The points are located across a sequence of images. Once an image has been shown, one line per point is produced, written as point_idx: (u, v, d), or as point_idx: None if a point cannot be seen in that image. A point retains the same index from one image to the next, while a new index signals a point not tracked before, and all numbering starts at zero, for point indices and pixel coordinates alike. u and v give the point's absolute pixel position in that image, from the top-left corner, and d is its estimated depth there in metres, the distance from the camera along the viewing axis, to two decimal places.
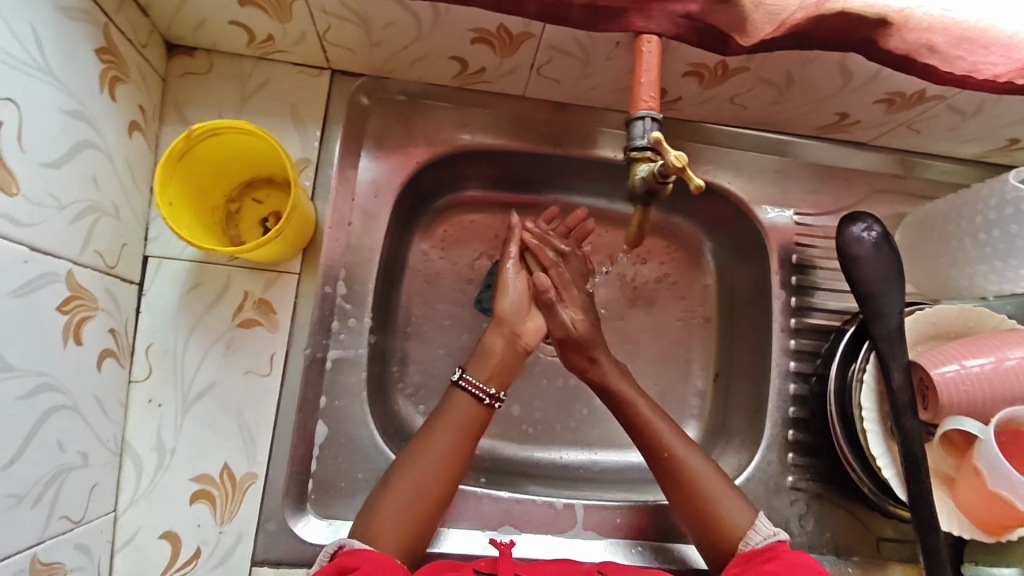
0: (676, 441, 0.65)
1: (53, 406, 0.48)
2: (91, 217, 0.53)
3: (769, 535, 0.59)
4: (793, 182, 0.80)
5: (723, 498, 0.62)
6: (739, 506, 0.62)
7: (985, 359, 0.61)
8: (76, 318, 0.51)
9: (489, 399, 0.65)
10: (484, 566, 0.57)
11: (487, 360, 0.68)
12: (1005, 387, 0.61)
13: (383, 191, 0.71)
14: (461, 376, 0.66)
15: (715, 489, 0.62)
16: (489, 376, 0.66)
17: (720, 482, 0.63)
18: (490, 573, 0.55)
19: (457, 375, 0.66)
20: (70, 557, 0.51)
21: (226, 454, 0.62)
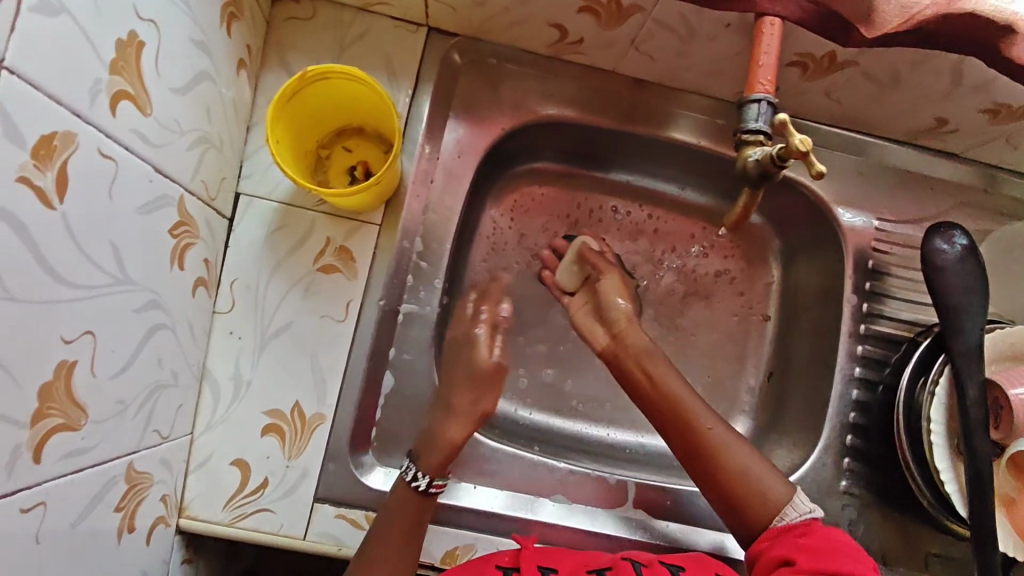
0: (698, 416, 0.64)
1: (156, 325, 0.50)
2: (201, 148, 0.54)
3: (805, 513, 0.58)
4: (879, 187, 0.78)
5: (754, 471, 0.61)
6: (771, 478, 0.61)
7: None
8: (182, 244, 0.53)
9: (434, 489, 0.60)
10: (507, 561, 0.56)
11: (445, 454, 0.62)
12: None
13: (467, 152, 0.71)
14: (430, 486, 0.60)
15: (743, 463, 0.61)
16: (444, 470, 0.62)
17: (744, 454, 0.62)
18: (513, 569, 0.55)
19: (424, 485, 0.60)
20: (156, 469, 0.53)
21: (298, 393, 0.63)
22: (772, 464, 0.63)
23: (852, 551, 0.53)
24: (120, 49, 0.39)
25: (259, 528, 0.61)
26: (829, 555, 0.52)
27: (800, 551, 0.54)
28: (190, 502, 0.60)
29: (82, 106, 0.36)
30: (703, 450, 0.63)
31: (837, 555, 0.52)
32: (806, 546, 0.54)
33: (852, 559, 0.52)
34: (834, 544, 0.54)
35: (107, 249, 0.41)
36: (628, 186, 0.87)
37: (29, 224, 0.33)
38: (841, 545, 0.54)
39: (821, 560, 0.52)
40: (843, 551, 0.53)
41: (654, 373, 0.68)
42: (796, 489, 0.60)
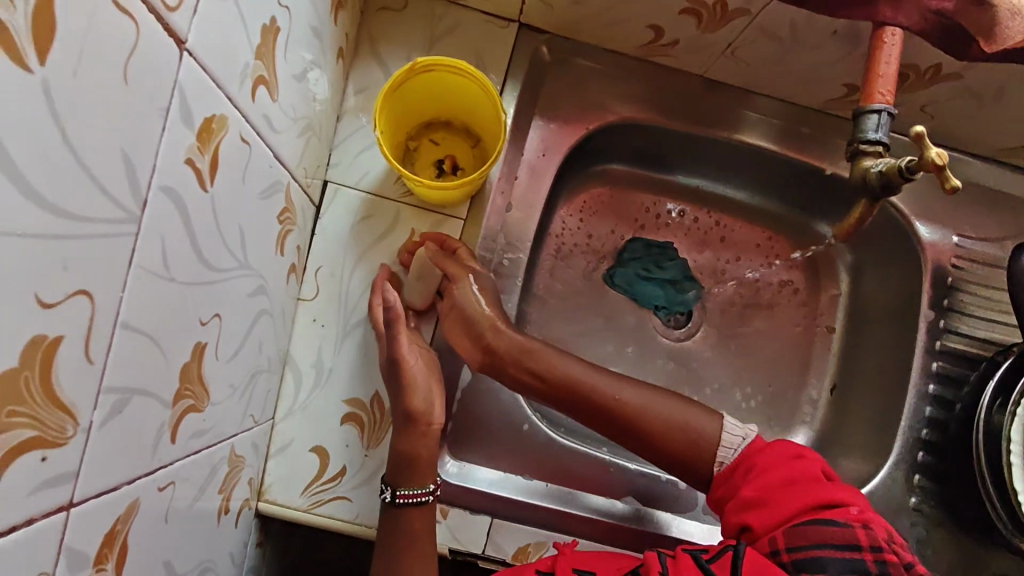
0: (605, 388, 0.61)
1: (261, 310, 0.50)
2: (306, 134, 0.54)
3: (740, 443, 0.59)
4: (957, 203, 0.77)
5: (678, 419, 0.60)
6: (698, 424, 0.60)
7: None
8: (285, 230, 0.53)
9: (433, 495, 0.58)
10: (545, 565, 0.53)
11: (417, 465, 0.59)
12: None
13: (551, 150, 0.71)
14: (395, 496, 0.57)
15: (663, 414, 0.60)
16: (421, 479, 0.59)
17: (655, 405, 0.61)
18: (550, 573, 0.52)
19: (389, 496, 0.58)
20: (248, 452, 0.54)
21: (379, 383, 0.64)
22: (690, 402, 0.62)
23: (791, 477, 0.53)
24: (263, 35, 0.40)
25: (336, 515, 0.62)
26: (774, 501, 0.52)
27: (749, 508, 0.53)
28: (270, 486, 0.61)
29: (234, 91, 0.37)
30: (618, 417, 0.61)
31: (782, 492, 0.52)
32: (750, 497, 0.53)
33: (795, 487, 0.52)
34: (774, 480, 0.53)
35: (236, 233, 0.41)
36: (697, 191, 0.86)
37: (190, 207, 0.33)
38: (781, 474, 0.53)
39: (770, 511, 0.51)
40: (786, 481, 0.52)
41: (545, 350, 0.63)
42: (722, 419, 0.60)
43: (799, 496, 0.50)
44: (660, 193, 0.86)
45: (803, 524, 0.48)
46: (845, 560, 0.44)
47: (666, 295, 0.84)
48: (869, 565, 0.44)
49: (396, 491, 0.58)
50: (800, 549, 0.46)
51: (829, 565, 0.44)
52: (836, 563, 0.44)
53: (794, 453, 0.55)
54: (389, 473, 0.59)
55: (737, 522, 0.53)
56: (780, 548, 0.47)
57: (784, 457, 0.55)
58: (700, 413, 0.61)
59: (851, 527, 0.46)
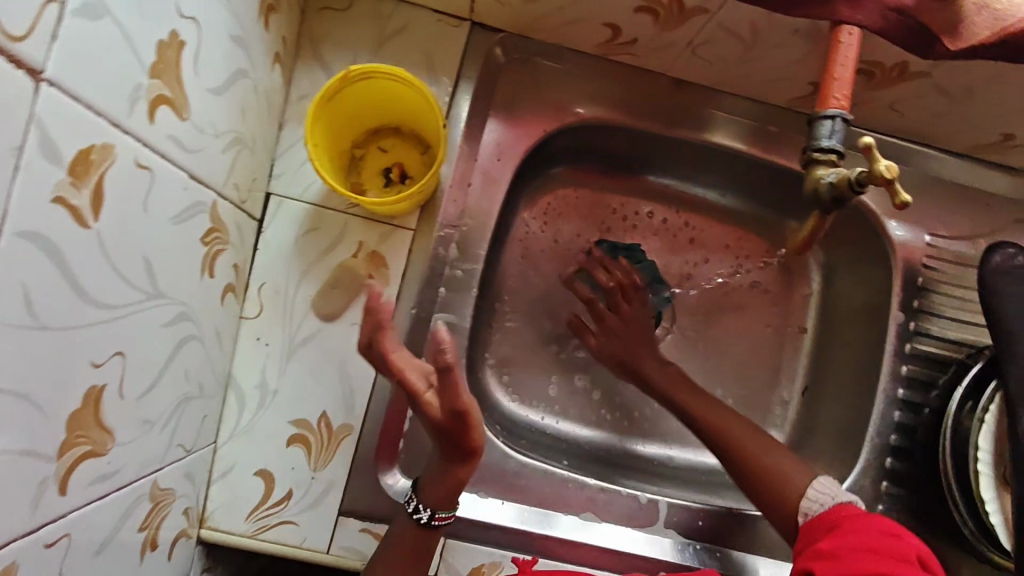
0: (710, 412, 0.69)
1: (186, 336, 0.48)
2: (234, 149, 0.51)
3: (828, 501, 0.57)
4: (930, 201, 0.74)
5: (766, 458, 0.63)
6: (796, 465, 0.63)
7: None
8: (213, 251, 0.50)
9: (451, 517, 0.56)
10: None
11: (448, 488, 0.54)
12: None
13: (506, 154, 0.68)
14: (432, 519, 0.55)
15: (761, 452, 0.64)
16: (449, 500, 0.55)
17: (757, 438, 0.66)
18: None
19: (425, 517, 0.55)
20: (179, 484, 0.52)
21: (326, 402, 0.61)
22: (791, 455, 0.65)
23: (875, 546, 0.49)
24: (160, 50, 0.36)
25: (281, 540, 0.60)
26: (847, 562, 0.48)
27: (820, 559, 0.50)
28: (211, 512, 0.59)
29: (121, 114, 0.34)
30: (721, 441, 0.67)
31: (862, 555, 0.48)
32: (824, 552, 0.50)
33: (878, 556, 0.48)
34: (858, 543, 0.49)
35: (139, 263, 0.38)
36: (666, 191, 0.84)
37: (65, 248, 0.30)
38: (868, 541, 0.49)
39: (843, 568, 0.48)
40: (868, 549, 0.48)
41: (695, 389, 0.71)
42: (817, 479, 0.60)
43: (878, 566, 0.46)
44: (626, 194, 0.83)
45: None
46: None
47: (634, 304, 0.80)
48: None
49: (433, 514, 0.55)
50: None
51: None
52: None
53: (892, 529, 0.50)
54: (428, 494, 0.55)
55: (801, 568, 0.50)
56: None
57: (881, 528, 0.51)
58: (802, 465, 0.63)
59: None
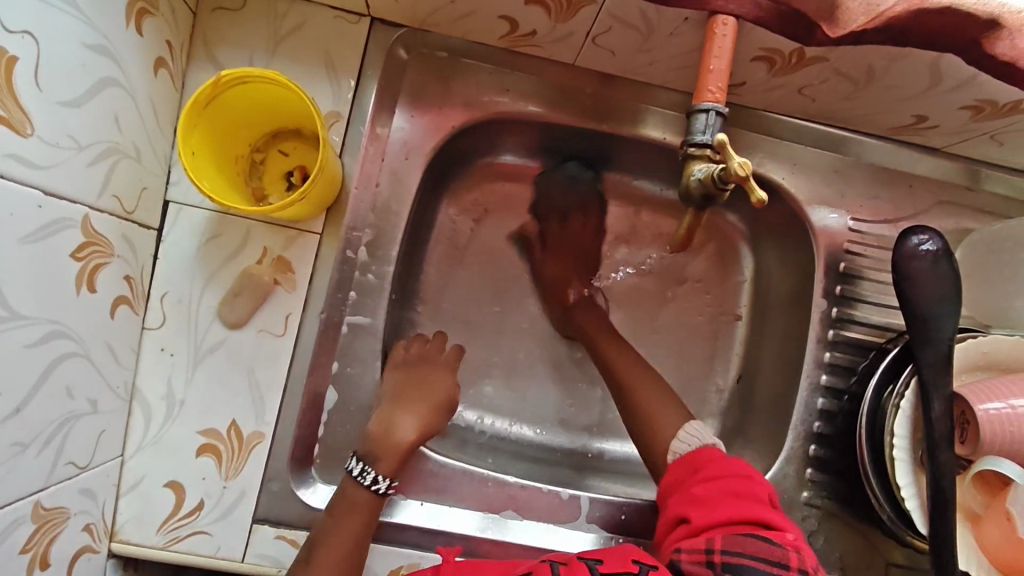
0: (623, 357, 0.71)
1: (63, 354, 0.47)
2: (110, 160, 0.50)
3: (696, 442, 0.59)
4: (852, 184, 0.73)
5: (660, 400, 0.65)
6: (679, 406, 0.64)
7: (1001, 404, 0.58)
8: (91, 265, 0.49)
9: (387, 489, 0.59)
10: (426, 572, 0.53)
11: (397, 455, 0.61)
12: (1006, 438, 0.58)
13: (414, 153, 0.68)
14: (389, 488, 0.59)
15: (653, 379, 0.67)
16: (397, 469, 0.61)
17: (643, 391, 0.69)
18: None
19: (386, 485, 0.59)
20: (74, 501, 0.51)
21: (235, 410, 0.61)
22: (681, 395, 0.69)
23: (740, 490, 0.52)
24: None
25: (195, 551, 0.59)
26: (719, 508, 0.51)
27: (694, 507, 0.53)
28: (121, 526, 0.59)
29: None
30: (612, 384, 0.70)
31: (730, 501, 0.51)
32: (698, 497, 0.53)
33: (741, 501, 0.51)
34: (724, 489, 0.53)
35: None
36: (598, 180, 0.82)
37: None
38: (732, 484, 0.53)
39: (716, 515, 0.51)
40: (734, 493, 0.52)
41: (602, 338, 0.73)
42: (691, 422, 0.62)
43: (743, 508, 0.50)
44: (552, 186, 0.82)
45: (743, 536, 0.47)
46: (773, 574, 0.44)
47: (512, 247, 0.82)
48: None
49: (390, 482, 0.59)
50: (735, 555, 0.45)
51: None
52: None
53: (746, 469, 0.54)
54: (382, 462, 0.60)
55: (678, 517, 0.53)
56: (715, 548, 0.47)
57: (738, 472, 0.54)
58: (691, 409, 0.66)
59: (784, 549, 0.46)
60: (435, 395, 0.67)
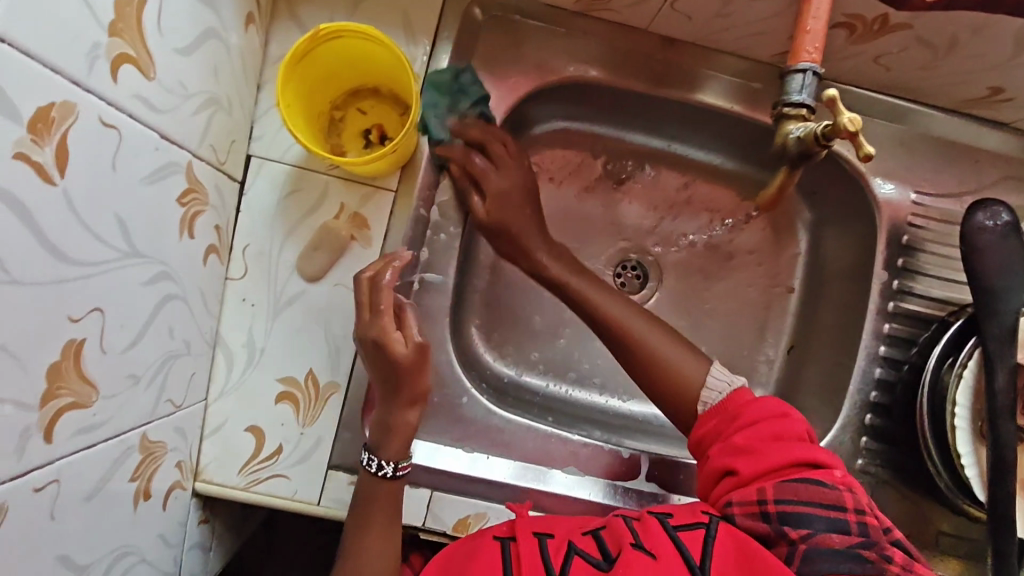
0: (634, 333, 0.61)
1: (167, 296, 0.49)
2: (209, 109, 0.52)
3: (724, 388, 0.57)
4: (917, 156, 0.73)
5: (666, 356, 0.59)
6: (679, 364, 0.59)
7: None
8: (191, 212, 0.51)
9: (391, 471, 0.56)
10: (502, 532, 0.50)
11: (403, 437, 0.57)
12: None
13: (486, 114, 0.69)
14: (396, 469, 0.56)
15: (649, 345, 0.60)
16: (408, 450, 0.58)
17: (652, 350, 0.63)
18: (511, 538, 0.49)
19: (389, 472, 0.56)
20: (170, 437, 0.54)
21: (312, 360, 0.63)
22: (692, 348, 0.61)
23: (780, 432, 0.52)
24: (119, 8, 0.38)
25: (273, 493, 0.62)
26: (764, 452, 0.51)
27: (734, 454, 0.52)
28: (205, 466, 0.61)
29: (80, 74, 0.36)
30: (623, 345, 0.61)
31: (772, 444, 0.51)
32: (737, 444, 0.52)
33: (786, 442, 0.51)
34: (764, 432, 0.52)
35: (112, 222, 0.40)
36: (656, 149, 0.82)
37: (30, 201, 0.33)
38: (772, 426, 0.52)
39: (761, 461, 0.50)
40: (776, 435, 0.52)
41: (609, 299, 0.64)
42: (712, 365, 0.59)
43: (791, 450, 0.50)
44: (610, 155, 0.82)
45: (796, 483, 0.48)
46: (829, 519, 0.46)
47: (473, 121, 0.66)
48: (853, 526, 0.46)
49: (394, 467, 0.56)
50: (790, 506, 0.47)
51: (815, 524, 0.46)
52: (821, 523, 0.46)
53: (781, 409, 0.54)
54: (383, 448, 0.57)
55: (719, 465, 0.52)
56: (768, 498, 0.48)
57: (773, 414, 0.53)
58: (693, 349, 0.61)
59: (839, 492, 0.47)
60: (427, 366, 0.57)
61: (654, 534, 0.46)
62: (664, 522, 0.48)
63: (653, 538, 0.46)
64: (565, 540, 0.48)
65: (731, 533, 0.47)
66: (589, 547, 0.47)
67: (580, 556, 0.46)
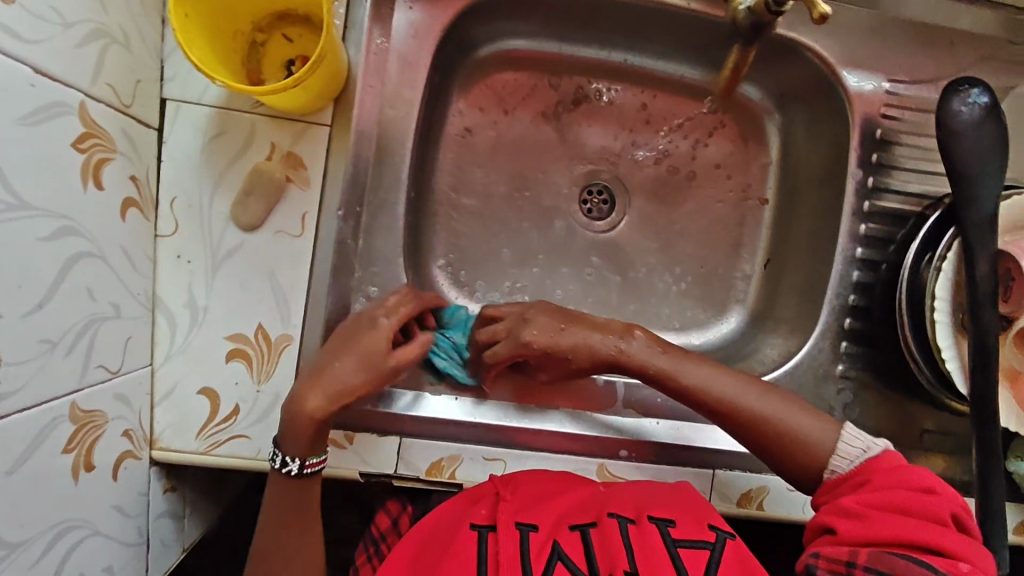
0: (742, 401, 0.58)
1: (77, 253, 0.45)
2: (99, 43, 0.47)
3: (858, 456, 0.55)
4: (887, 44, 0.70)
5: (781, 422, 0.58)
6: (799, 433, 0.57)
7: None
8: (94, 159, 0.47)
9: (290, 468, 0.55)
10: (482, 519, 0.51)
11: (304, 432, 0.54)
12: None
13: (422, 36, 0.64)
14: (303, 467, 0.55)
15: (771, 414, 0.58)
16: (312, 446, 0.55)
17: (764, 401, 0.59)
18: (490, 526, 0.50)
19: (292, 471, 0.55)
20: (110, 406, 0.51)
21: (260, 315, 0.59)
22: (808, 408, 0.59)
23: (902, 504, 0.49)
24: None
25: (233, 454, 0.59)
26: (877, 519, 0.49)
27: (845, 515, 0.50)
28: (160, 433, 0.58)
29: None
30: (731, 417, 0.58)
31: (891, 516, 0.48)
32: (851, 508, 0.50)
33: (908, 517, 0.48)
34: (884, 501, 0.50)
35: None
36: (615, 65, 0.77)
37: None
38: (898, 497, 0.50)
39: (869, 528, 0.48)
40: (898, 508, 0.49)
41: (712, 377, 0.59)
42: (843, 430, 0.57)
43: (906, 525, 0.47)
44: (566, 73, 0.77)
45: (899, 558, 0.45)
46: None
47: (470, 339, 0.65)
48: None
49: (296, 464, 0.55)
50: None
51: None
52: None
53: (926, 484, 0.50)
54: (280, 436, 0.55)
55: (823, 524, 0.51)
56: (858, 562, 0.46)
57: (909, 486, 0.51)
58: (813, 410, 0.59)
59: None
60: (376, 372, 0.56)
61: (650, 551, 0.47)
62: (663, 536, 0.49)
63: (649, 557, 0.47)
64: (549, 536, 0.50)
65: (736, 560, 0.49)
66: (576, 555, 0.48)
67: (563, 562, 0.47)
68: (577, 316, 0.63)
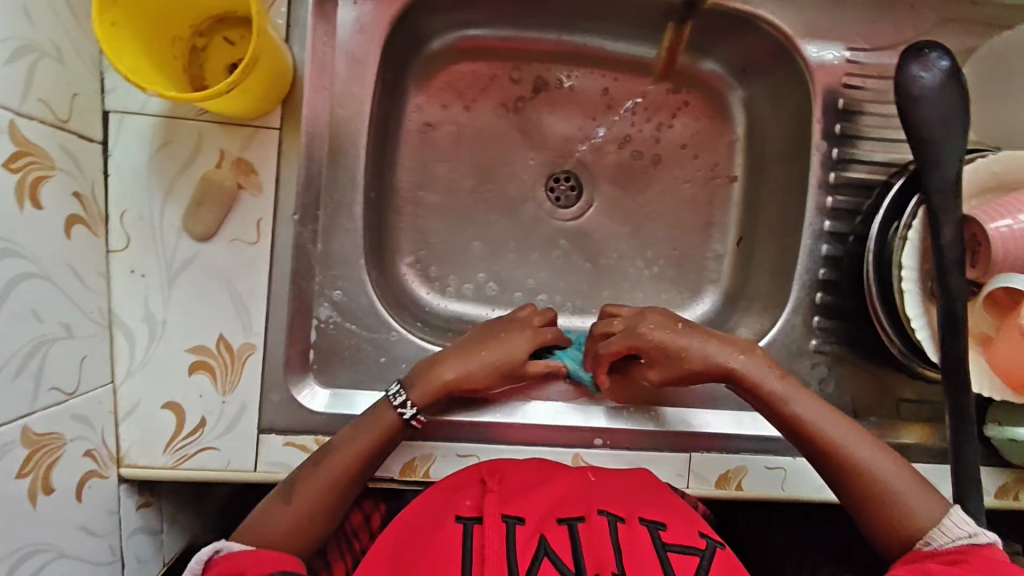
0: (846, 445, 0.56)
1: (19, 275, 0.44)
2: (27, 58, 0.46)
3: (962, 538, 0.50)
4: (846, 11, 0.68)
5: (881, 474, 0.55)
6: (902, 491, 0.54)
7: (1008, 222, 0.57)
8: (30, 177, 0.46)
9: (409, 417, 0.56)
10: (467, 509, 0.50)
11: (435, 391, 0.57)
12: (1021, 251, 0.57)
13: (369, 31, 0.62)
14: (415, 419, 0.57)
15: (875, 464, 0.55)
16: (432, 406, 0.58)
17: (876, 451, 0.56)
18: (475, 518, 0.49)
19: (410, 417, 0.56)
20: (68, 427, 0.50)
21: (221, 325, 0.59)
22: (920, 477, 0.55)
23: None
24: None
25: (202, 467, 0.58)
26: None
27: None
28: (127, 450, 0.58)
29: None
30: (831, 458, 0.56)
31: None
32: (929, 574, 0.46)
33: None
34: None
35: None
36: (573, 49, 0.76)
37: None
38: None
39: None
40: None
41: (822, 417, 0.57)
42: (952, 510, 0.52)
43: None
44: (524, 60, 0.76)
45: None
46: None
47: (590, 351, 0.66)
48: None
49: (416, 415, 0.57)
50: None
51: None
52: None
53: None
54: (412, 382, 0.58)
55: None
56: None
57: None
58: (924, 480, 0.55)
59: None
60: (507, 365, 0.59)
61: (638, 552, 0.47)
62: (653, 539, 0.49)
63: (635, 559, 0.47)
64: (536, 528, 0.48)
65: (726, 564, 0.49)
66: (561, 547, 0.47)
67: (549, 559, 0.46)
68: (695, 322, 0.61)
